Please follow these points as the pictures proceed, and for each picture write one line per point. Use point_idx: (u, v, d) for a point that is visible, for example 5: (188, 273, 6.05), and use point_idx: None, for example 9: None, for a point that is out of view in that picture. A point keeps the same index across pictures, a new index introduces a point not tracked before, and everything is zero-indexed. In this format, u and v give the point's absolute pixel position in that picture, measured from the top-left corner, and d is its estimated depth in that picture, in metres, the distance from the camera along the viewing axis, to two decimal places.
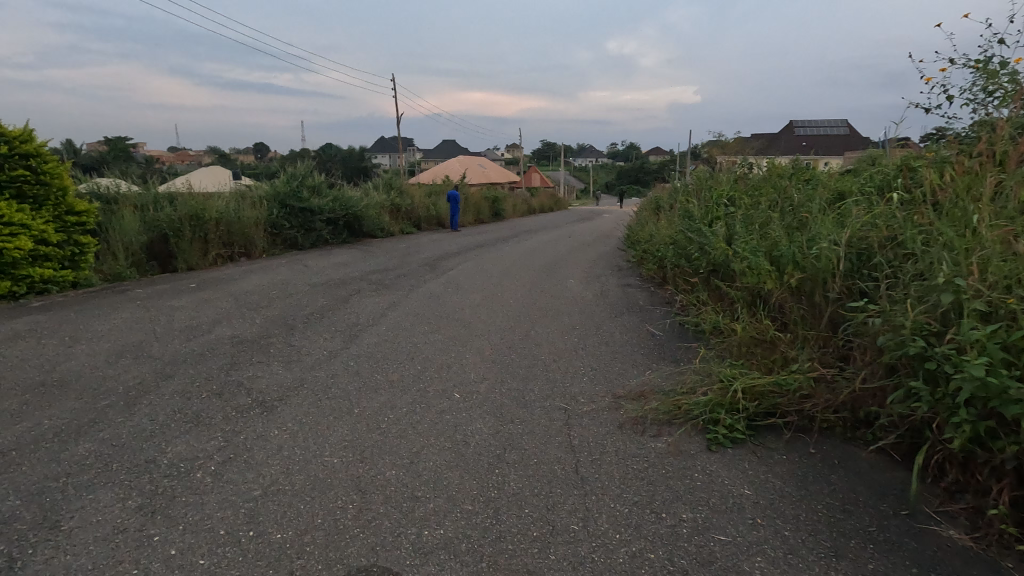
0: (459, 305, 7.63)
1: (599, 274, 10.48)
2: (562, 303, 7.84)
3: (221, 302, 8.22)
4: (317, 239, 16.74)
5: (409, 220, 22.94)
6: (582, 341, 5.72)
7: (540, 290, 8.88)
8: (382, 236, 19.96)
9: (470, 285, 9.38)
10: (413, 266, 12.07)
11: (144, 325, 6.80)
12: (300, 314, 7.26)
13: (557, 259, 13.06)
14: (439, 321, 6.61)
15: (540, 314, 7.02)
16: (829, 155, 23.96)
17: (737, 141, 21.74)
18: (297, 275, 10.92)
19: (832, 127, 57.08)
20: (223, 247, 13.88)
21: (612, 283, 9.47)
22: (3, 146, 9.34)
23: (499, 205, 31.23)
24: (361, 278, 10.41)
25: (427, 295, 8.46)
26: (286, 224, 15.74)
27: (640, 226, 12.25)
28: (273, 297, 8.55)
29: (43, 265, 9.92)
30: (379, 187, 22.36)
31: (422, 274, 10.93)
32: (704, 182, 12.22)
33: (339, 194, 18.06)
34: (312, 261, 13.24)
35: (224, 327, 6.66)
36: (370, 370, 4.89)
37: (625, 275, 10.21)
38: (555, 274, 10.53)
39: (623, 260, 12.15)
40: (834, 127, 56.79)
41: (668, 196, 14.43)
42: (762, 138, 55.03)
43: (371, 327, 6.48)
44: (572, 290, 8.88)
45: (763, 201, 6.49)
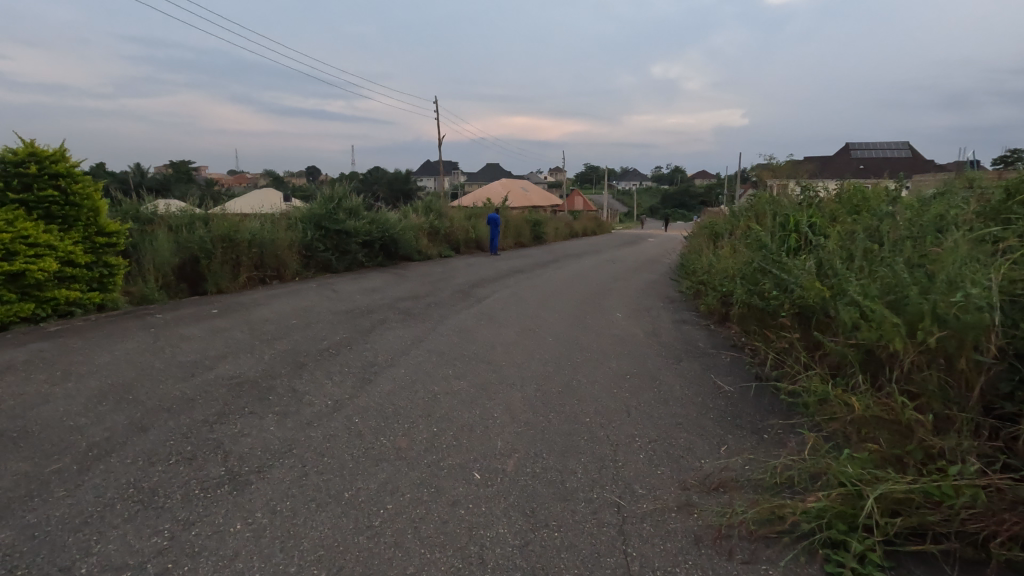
0: (491, 342, 6.74)
1: (648, 307, 9.40)
2: (608, 343, 6.84)
3: (236, 332, 7.61)
4: (352, 262, 16.29)
5: (447, 242, 22.38)
6: (634, 398, 4.71)
7: (582, 325, 7.90)
8: (418, 259, 19.40)
9: (505, 317, 8.50)
10: (446, 294, 11.30)
11: (145, 358, 6.21)
12: (314, 349, 6.54)
13: (601, 287, 12.08)
14: (466, 364, 5.74)
15: (583, 358, 6.04)
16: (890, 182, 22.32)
17: (790, 165, 20.46)
18: (324, 302, 10.33)
19: (892, 150, 54.18)
20: (256, 270, 13.57)
21: (664, 319, 8.37)
22: (33, 166, 9.18)
23: (540, 228, 30.50)
24: (388, 306, 9.69)
25: (456, 329, 7.62)
26: (321, 246, 15.34)
27: (693, 255, 11.11)
28: (292, 327, 7.90)
29: (69, 287, 9.65)
30: (417, 209, 21.93)
31: (455, 303, 10.14)
32: (764, 208, 11.03)
33: (376, 216, 17.65)
34: (343, 285, 12.71)
35: (229, 363, 5.99)
36: (375, 429, 4.04)
37: (678, 309, 9.11)
38: (600, 306, 9.55)
39: (673, 292, 11.01)
40: (894, 150, 53.90)
41: (724, 221, 13.27)
42: (815, 161, 52.80)
43: (388, 369, 5.66)
44: (619, 326, 7.85)
45: (857, 229, 5.36)
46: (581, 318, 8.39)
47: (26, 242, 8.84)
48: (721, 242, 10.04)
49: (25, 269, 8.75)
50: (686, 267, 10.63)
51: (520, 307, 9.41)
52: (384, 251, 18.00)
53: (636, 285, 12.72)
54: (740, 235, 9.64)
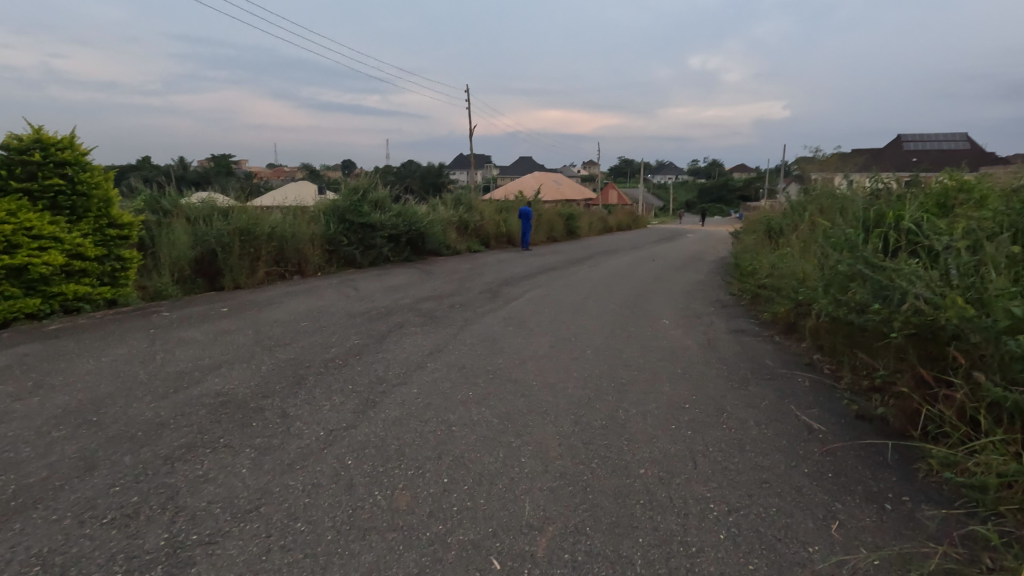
0: (520, 355, 5.82)
1: (699, 313, 8.31)
2: (656, 357, 5.84)
3: (239, 334, 6.91)
4: (376, 256, 15.61)
5: (476, 237, 21.54)
6: (699, 440, 3.73)
7: (626, 334, 6.90)
8: (445, 254, 18.63)
9: (536, 322, 7.56)
10: (473, 294, 10.42)
11: (131, 366, 5.52)
12: (319, 359, 5.76)
13: (643, 288, 11.03)
14: (490, 384, 4.85)
15: (629, 378, 5.07)
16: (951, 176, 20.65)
17: (840, 158, 19.03)
18: (342, 300, 9.61)
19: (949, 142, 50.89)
20: (276, 264, 12.99)
21: (718, 329, 7.30)
22: (38, 153, 8.70)
23: (573, 223, 29.44)
24: (409, 307, 8.88)
25: (481, 338, 6.73)
26: (345, 240, 14.69)
27: (746, 253, 9.95)
28: (301, 330, 7.16)
29: (78, 281, 9.17)
30: (446, 202, 21.14)
31: (481, 304, 9.26)
32: (829, 203, 9.79)
33: (402, 209, 16.93)
34: (365, 282, 12.00)
35: (221, 375, 5.25)
36: (370, 477, 3.18)
37: (733, 316, 8.01)
38: (643, 310, 8.52)
39: (724, 296, 9.90)
40: (951, 142, 50.61)
41: (780, 216, 12.03)
42: (864, 155, 50.07)
43: (397, 388, 4.82)
44: (667, 337, 6.83)
45: (991, 225, 4.22)
46: (623, 325, 7.40)
47: (30, 234, 8.34)
48: (784, 241, 8.86)
49: (28, 262, 8.26)
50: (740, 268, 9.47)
51: (553, 311, 8.46)
52: (411, 245, 17.28)
53: (680, 285, 11.63)
54: (807, 233, 8.45)
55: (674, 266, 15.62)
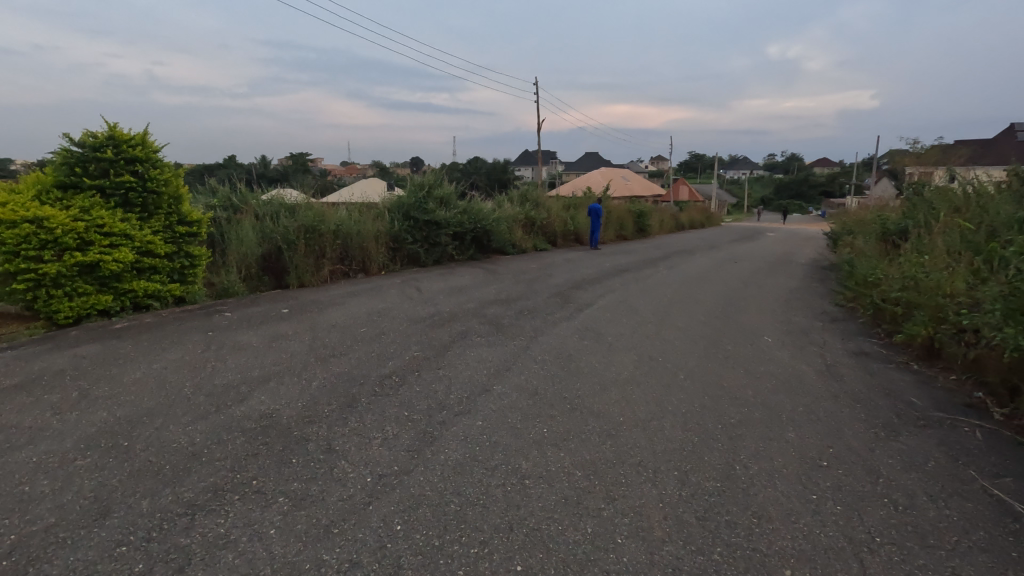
0: (600, 379, 4.99)
1: (806, 329, 7.13)
2: (767, 388, 4.83)
3: (294, 341, 6.48)
4: (441, 254, 15.17)
5: (543, 234, 20.76)
6: (856, 523, 2.78)
7: (723, 355, 5.90)
8: (511, 252, 17.97)
9: (615, 336, 6.68)
10: (541, 298, 9.65)
11: (180, 376, 5.14)
12: (373, 375, 5.18)
13: (731, 295, 9.85)
14: (567, 419, 4.07)
15: (739, 417, 4.13)
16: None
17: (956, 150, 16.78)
18: (404, 303, 9.12)
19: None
20: (341, 262, 12.76)
21: (835, 350, 6.15)
22: (110, 151, 8.72)
23: (645, 221, 28.05)
24: (473, 313, 8.23)
25: (553, 353, 5.95)
26: (409, 237, 14.32)
27: (859, 258, 8.60)
28: (359, 338, 6.66)
29: (149, 278, 9.16)
30: (513, 199, 20.51)
31: (552, 311, 8.48)
32: (965, 201, 8.27)
33: (467, 205, 16.41)
34: (428, 282, 11.52)
35: (269, 391, 4.76)
36: (424, 559, 2.48)
37: (850, 334, 6.80)
38: (738, 323, 7.43)
39: (830, 308, 8.61)
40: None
41: (896, 214, 10.45)
42: (974, 146, 45.15)
43: (460, 417, 4.13)
44: (774, 359, 5.77)
45: None
46: (718, 343, 6.39)
47: (102, 231, 8.34)
48: (912, 245, 7.50)
49: (100, 260, 8.26)
50: (853, 276, 8.15)
51: (632, 321, 7.54)
52: (475, 243, 16.73)
53: (775, 293, 10.33)
54: (943, 237, 7.07)
55: (760, 269, 14.20)
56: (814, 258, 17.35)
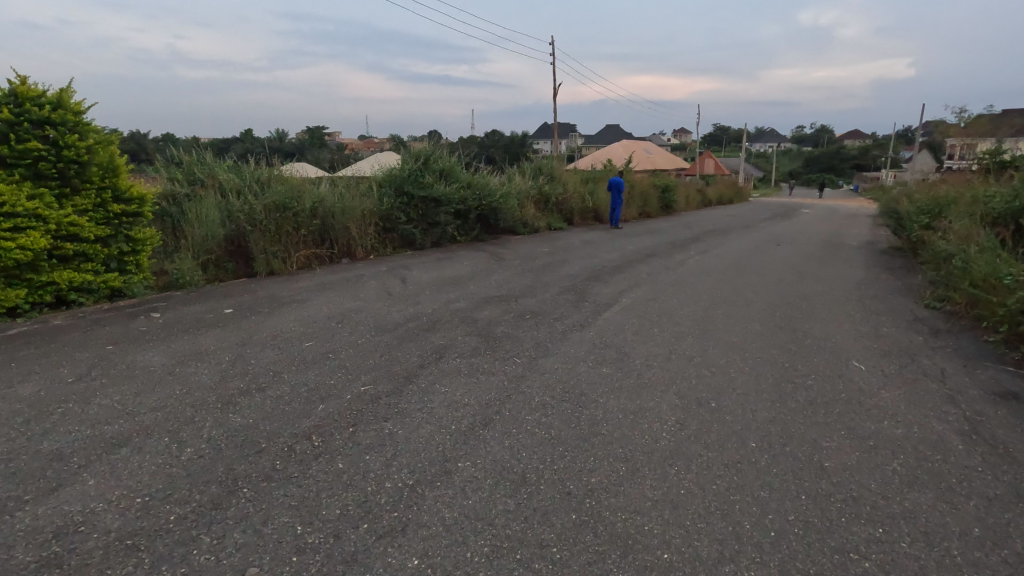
0: (626, 451, 3.23)
1: (906, 350, 5.26)
2: (895, 475, 3.02)
3: (209, 363, 4.81)
4: (440, 236, 13.39)
5: (558, 212, 18.80)
6: None
7: (805, 396, 4.07)
8: (521, 232, 16.10)
9: (646, 360, 4.89)
10: (550, 294, 7.85)
11: (4, 431, 3.49)
12: (285, 435, 3.48)
13: (788, 292, 7.92)
14: (571, 560, 2.33)
15: (876, 559, 2.34)
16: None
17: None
18: (381, 300, 7.41)
19: None
20: (322, 244, 11.07)
21: (964, 389, 4.28)
22: (11, 111, 7.04)
23: (671, 197, 25.87)
24: (461, 317, 6.50)
25: (557, 390, 4.19)
26: (403, 216, 12.55)
27: (965, 249, 6.61)
28: (298, 358, 4.96)
29: (77, 268, 7.56)
30: (525, 172, 18.56)
31: (562, 314, 6.70)
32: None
33: (472, 179, 14.54)
34: (418, 270, 9.78)
35: (115, 466, 3.09)
36: None
37: (974, 361, 4.90)
38: (810, 338, 5.55)
39: (923, 314, 6.67)
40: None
41: (998, 189, 8.35)
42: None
43: (387, 546, 2.43)
44: (883, 405, 3.93)
45: None
46: (791, 373, 4.55)
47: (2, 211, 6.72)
48: None
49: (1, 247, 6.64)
50: (959, 274, 6.20)
51: (667, 335, 5.71)
52: (481, 222, 14.90)
53: (841, 288, 8.37)
54: None
55: (811, 255, 12.16)
56: (869, 241, 15.19)
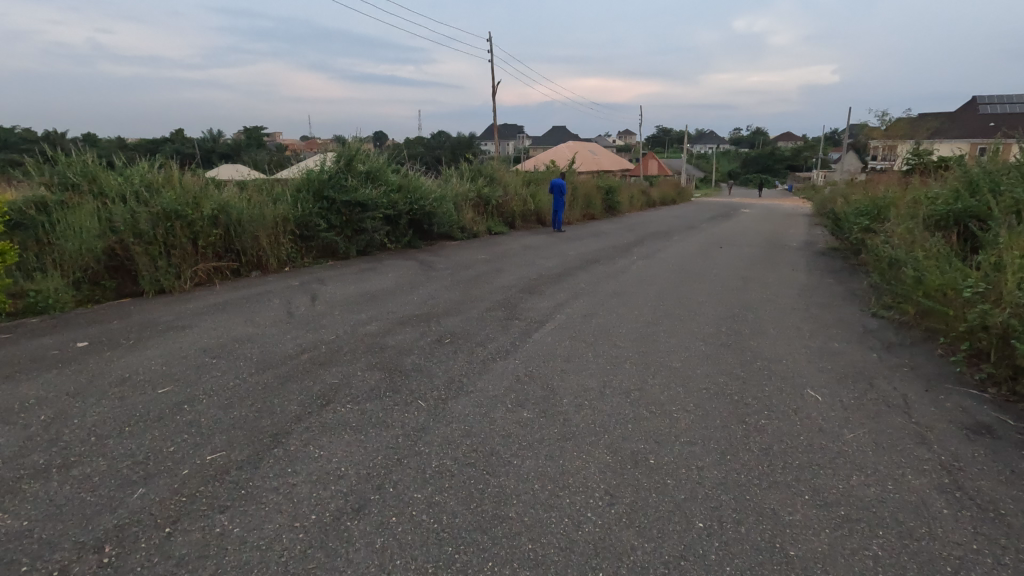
0: (537, 549, 2.44)
1: (863, 373, 4.73)
2: (877, 567, 2.35)
3: (14, 425, 3.68)
4: (367, 243, 12.32)
5: (498, 215, 18.00)
6: None
7: (760, 444, 3.40)
8: (459, 238, 15.21)
9: (576, 399, 4.11)
10: (478, 311, 7.02)
11: None
12: (64, 549, 2.47)
13: (733, 302, 7.40)
14: None
15: None
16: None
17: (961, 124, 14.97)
18: (278, 324, 6.36)
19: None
20: (227, 256, 9.81)
21: (932, 423, 3.75)
22: None
23: (614, 198, 25.63)
24: (368, 345, 5.55)
25: (462, 450, 3.37)
26: (323, 223, 11.41)
27: (913, 255, 6.24)
28: (140, 412, 3.91)
29: None
30: (463, 173, 17.68)
31: (487, 336, 5.89)
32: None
33: (402, 181, 13.53)
34: (335, 284, 8.75)
35: None
36: None
37: (934, 385, 4.42)
38: (759, 361, 4.96)
39: (872, 325, 6.25)
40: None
41: (935, 191, 8.18)
42: (945, 122, 44.90)
43: None
44: (849, 453, 3.31)
45: None
46: (741, 410, 3.90)
47: None
48: (1012, 236, 5.11)
49: None
50: (909, 283, 5.81)
51: (602, 361, 4.99)
52: (414, 228, 13.89)
53: (785, 295, 7.96)
54: None
55: (752, 258, 11.89)
56: (807, 242, 15.20)
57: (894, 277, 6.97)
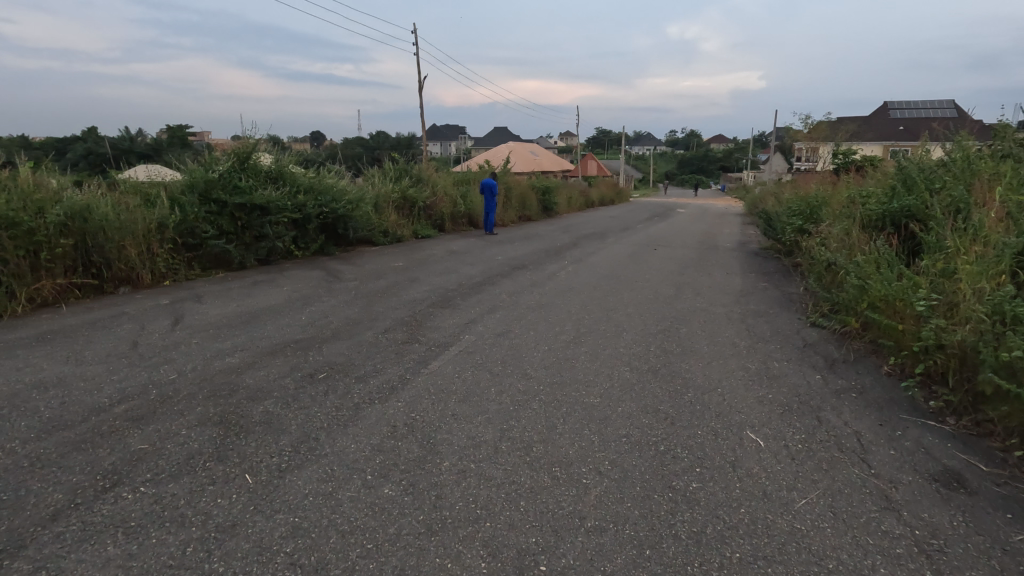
0: None
1: (807, 401, 4.03)
2: None
3: None
4: (270, 251, 10.95)
5: (426, 217, 16.86)
6: None
7: (689, 527, 2.57)
8: (379, 243, 14.01)
9: (460, 461, 3.16)
10: (373, 333, 5.96)
11: None
12: None
13: (664, 313, 6.67)
14: None
15: None
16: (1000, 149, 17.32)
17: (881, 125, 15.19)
18: (112, 359, 5.06)
19: (939, 113, 50.31)
20: (86, 271, 8.24)
21: (895, 475, 3.05)
22: None
23: (551, 198, 25.02)
24: (216, 387, 4.39)
25: (277, 564, 2.34)
26: (212, 230, 9.95)
27: (852, 260, 5.70)
28: None
29: None
30: (386, 173, 16.44)
31: (374, 368, 4.85)
32: (1013, 176, 5.55)
33: (311, 182, 12.19)
34: (214, 302, 7.44)
35: None
36: None
37: (888, 416, 3.78)
38: (690, 392, 4.18)
39: (812, 338, 5.65)
40: (942, 114, 49.04)
41: (867, 189, 7.81)
42: (861, 125, 47.37)
43: None
44: (801, 535, 2.53)
45: None
46: (668, 470, 3.06)
47: None
48: (959, 239, 4.58)
49: None
50: (851, 293, 5.23)
51: (506, 400, 4.07)
52: (327, 233, 12.57)
53: (720, 303, 7.35)
54: (1012, 235, 4.25)
55: (686, 260, 11.38)
56: (740, 242, 14.97)
57: (832, 283, 6.44)
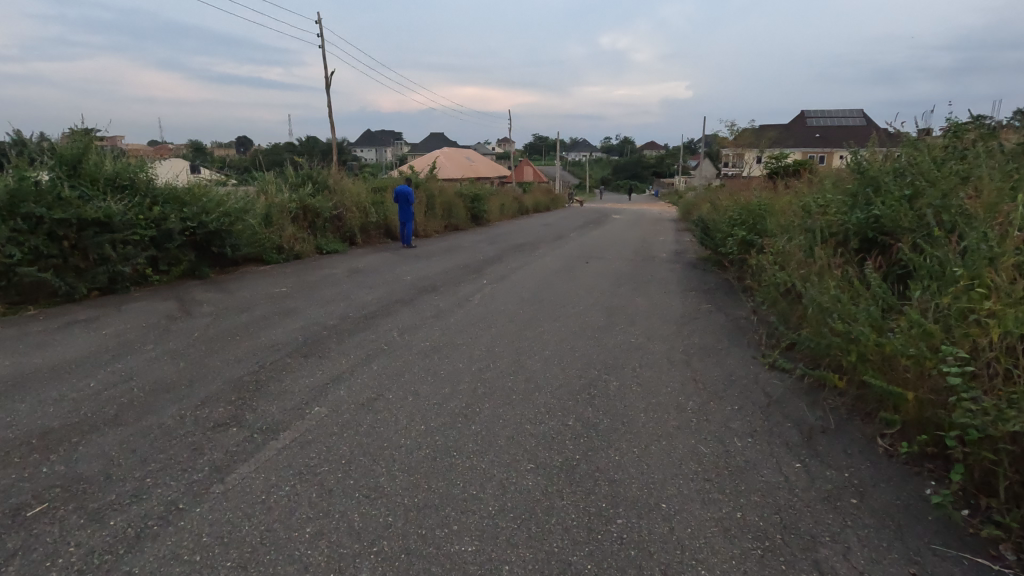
0: None
1: (795, 524, 2.65)
2: None
3: None
4: (114, 277, 8.78)
5: (333, 229, 14.89)
6: None
7: None
8: (272, 260, 12.00)
9: None
10: (180, 408, 4.16)
11: None
12: None
13: (591, 357, 5.24)
14: None
15: None
16: (922, 154, 17.37)
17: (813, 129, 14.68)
18: None
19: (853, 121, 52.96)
20: None
21: None
22: None
23: (481, 206, 23.53)
24: None
25: None
26: (22, 254, 7.71)
27: (821, 289, 4.47)
28: None
29: None
30: (284, 178, 14.36)
31: (138, 486, 3.08)
32: (1002, 184, 4.52)
33: (174, 190, 10.05)
34: None
35: None
36: None
37: (916, 551, 2.46)
38: (620, 515, 2.71)
39: (774, 390, 4.38)
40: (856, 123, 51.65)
41: (818, 196, 6.76)
42: (784, 132, 48.97)
43: None
44: None
45: None
46: None
47: None
48: (973, 270, 3.40)
49: None
50: (828, 337, 3.96)
51: (320, 558, 2.44)
52: (200, 251, 10.46)
53: (658, 335, 6.04)
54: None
55: (620, 275, 10.14)
56: (676, 251, 13.99)
57: (793, 314, 5.23)
